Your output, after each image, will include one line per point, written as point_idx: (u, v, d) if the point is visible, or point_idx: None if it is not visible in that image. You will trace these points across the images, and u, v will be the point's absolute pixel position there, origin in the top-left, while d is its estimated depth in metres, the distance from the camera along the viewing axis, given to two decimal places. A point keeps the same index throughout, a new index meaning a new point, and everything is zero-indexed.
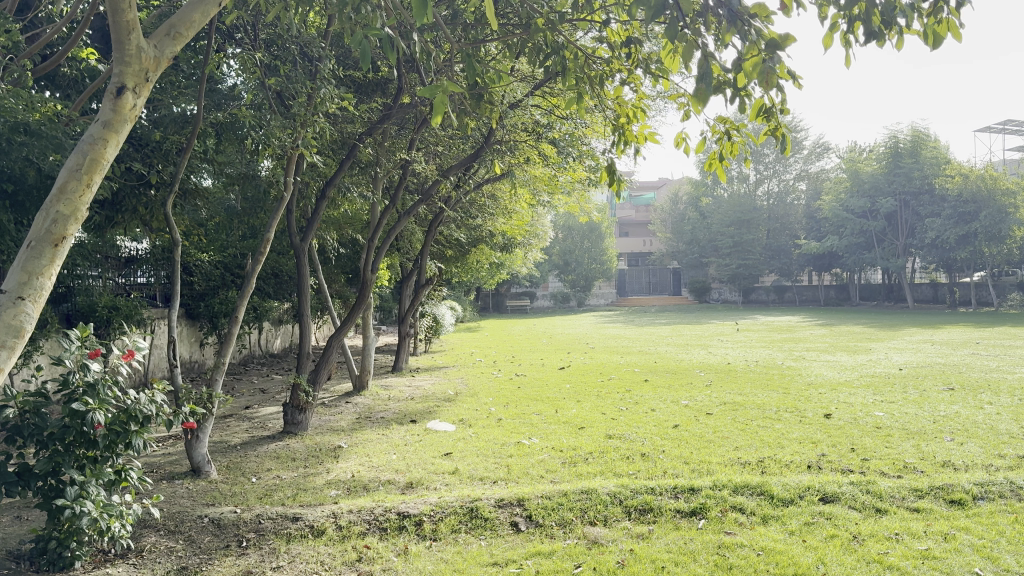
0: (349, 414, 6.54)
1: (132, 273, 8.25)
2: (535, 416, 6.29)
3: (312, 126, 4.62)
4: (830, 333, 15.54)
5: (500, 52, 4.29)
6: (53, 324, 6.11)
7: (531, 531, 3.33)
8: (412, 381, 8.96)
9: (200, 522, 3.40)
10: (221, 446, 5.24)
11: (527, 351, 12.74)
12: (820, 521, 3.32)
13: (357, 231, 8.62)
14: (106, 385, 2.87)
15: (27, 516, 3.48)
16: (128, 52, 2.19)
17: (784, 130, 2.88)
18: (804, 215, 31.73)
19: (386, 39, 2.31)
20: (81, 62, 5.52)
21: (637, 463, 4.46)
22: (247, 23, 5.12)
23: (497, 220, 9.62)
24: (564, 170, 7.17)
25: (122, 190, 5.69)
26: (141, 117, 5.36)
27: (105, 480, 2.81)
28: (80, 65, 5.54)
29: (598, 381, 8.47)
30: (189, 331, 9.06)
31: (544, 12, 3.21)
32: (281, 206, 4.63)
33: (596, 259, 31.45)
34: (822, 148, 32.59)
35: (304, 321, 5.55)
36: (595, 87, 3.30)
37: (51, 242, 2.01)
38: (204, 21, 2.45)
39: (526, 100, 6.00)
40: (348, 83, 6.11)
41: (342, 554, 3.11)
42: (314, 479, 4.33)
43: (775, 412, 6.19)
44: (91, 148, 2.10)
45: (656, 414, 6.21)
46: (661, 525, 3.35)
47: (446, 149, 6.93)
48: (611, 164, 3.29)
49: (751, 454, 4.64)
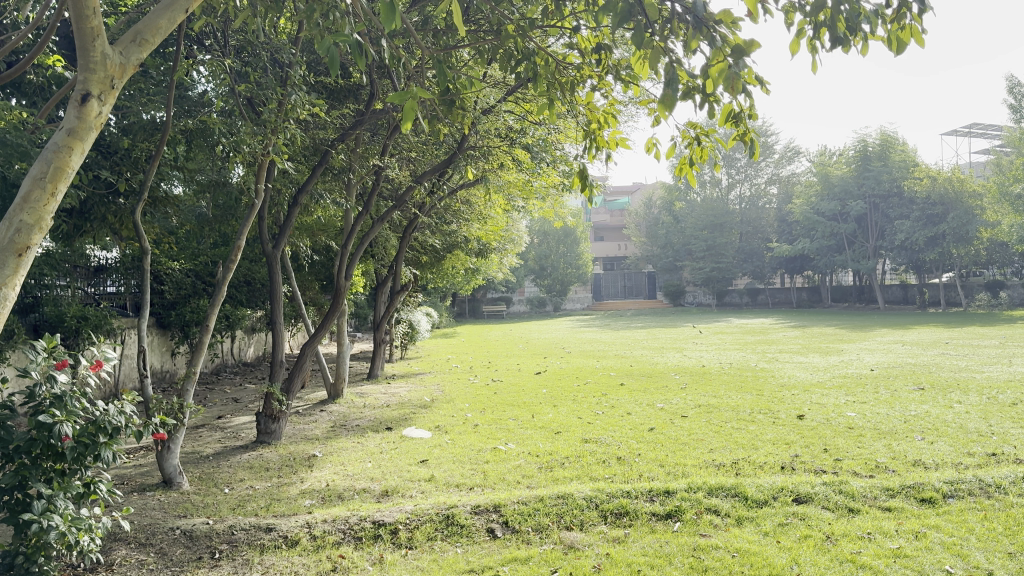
0: (324, 423, 6.49)
1: (101, 282, 8.15)
2: (511, 421, 6.28)
3: (283, 133, 4.57)
4: (804, 335, 15.75)
5: (473, 59, 4.28)
6: (20, 335, 6.02)
7: (507, 537, 3.32)
8: (388, 387, 8.92)
9: (172, 534, 3.35)
10: (193, 456, 5.18)
11: (504, 356, 12.74)
12: (794, 522, 3.35)
13: (331, 238, 8.58)
14: (74, 397, 2.82)
15: None
16: (93, 59, 2.16)
17: (753, 134, 2.90)
18: (776, 218, 32.06)
19: (356, 45, 2.30)
20: (47, 69, 5.45)
21: (613, 467, 4.47)
22: (216, 29, 5.08)
23: (472, 225, 9.62)
24: (538, 175, 7.19)
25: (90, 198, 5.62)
26: (110, 124, 5.30)
27: (73, 493, 2.77)
28: (46, 72, 5.47)
29: (575, 386, 8.48)
30: (160, 340, 8.96)
31: (514, 18, 3.22)
32: (252, 212, 4.58)
33: (571, 264, 31.59)
34: (793, 151, 32.97)
35: (278, 329, 5.48)
36: (567, 93, 3.32)
37: (15, 252, 1.98)
38: (171, 28, 2.42)
39: (499, 105, 5.99)
40: (320, 90, 6.09)
41: (316, 564, 3.09)
42: (288, 489, 4.29)
43: (750, 413, 6.24)
44: (56, 156, 2.07)
45: (632, 417, 6.23)
46: (637, 528, 3.36)
47: (421, 155, 6.93)
48: (582, 168, 3.30)
49: (726, 456, 4.68)
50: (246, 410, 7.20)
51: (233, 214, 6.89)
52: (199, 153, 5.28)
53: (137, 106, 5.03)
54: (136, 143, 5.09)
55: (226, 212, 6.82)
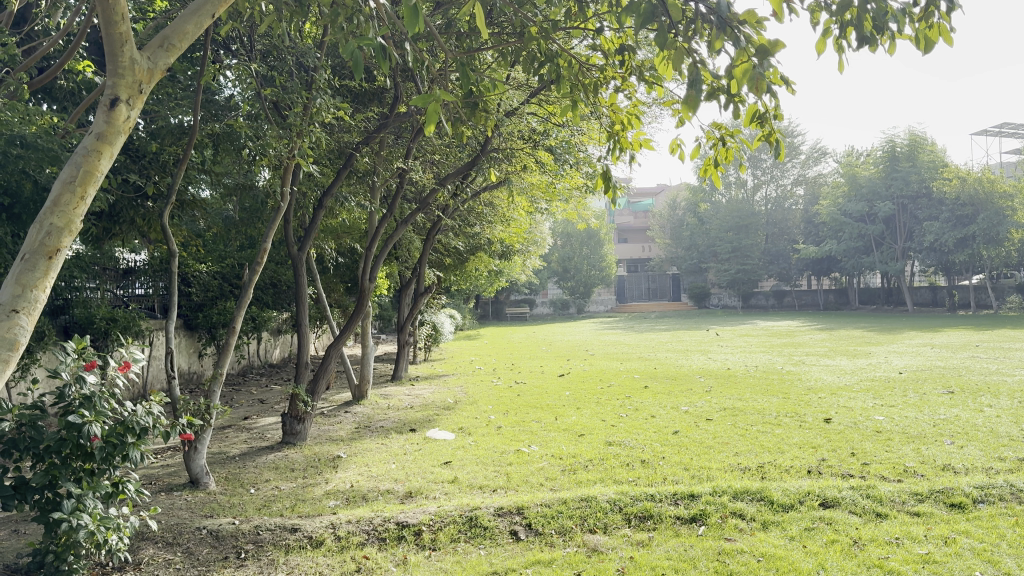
0: (349, 424, 6.53)
1: (130, 285, 8.26)
2: (534, 424, 6.27)
3: (309, 136, 4.60)
4: (830, 338, 15.61)
5: (495, 61, 4.29)
6: (51, 337, 6.11)
7: (531, 539, 3.32)
8: (412, 389, 8.95)
9: (199, 533, 3.39)
10: (220, 457, 5.24)
11: (528, 359, 12.73)
12: (821, 527, 3.31)
13: (355, 240, 8.64)
14: (102, 398, 2.86)
15: (25, 529, 3.48)
16: (121, 65, 2.19)
17: (778, 135, 2.88)
18: (802, 219, 31.78)
19: (380, 49, 2.31)
20: (77, 74, 5.54)
21: (636, 471, 4.45)
22: (242, 34, 5.14)
23: (495, 227, 9.63)
24: (561, 176, 7.18)
25: (120, 202, 5.70)
26: (138, 129, 5.37)
27: (101, 492, 2.81)
28: (76, 77, 5.56)
29: (599, 388, 8.46)
30: (188, 342, 9.07)
31: (536, 20, 3.23)
32: (277, 215, 4.62)
33: (595, 266, 31.52)
34: (820, 152, 32.64)
35: (303, 331, 5.51)
36: (590, 94, 3.32)
37: (45, 255, 2.01)
38: (197, 33, 2.45)
39: (522, 107, 5.99)
40: (345, 93, 6.13)
41: (341, 564, 3.10)
42: (314, 490, 4.31)
43: (776, 416, 6.18)
44: (85, 161, 2.10)
45: (655, 420, 6.19)
46: (661, 532, 3.34)
47: (444, 157, 6.96)
48: (605, 170, 3.29)
49: (751, 460, 4.63)
50: (272, 411, 7.27)
51: (259, 217, 6.95)
52: (226, 157, 5.33)
53: (165, 110, 5.09)
54: (165, 148, 5.16)
55: (252, 215, 6.89)
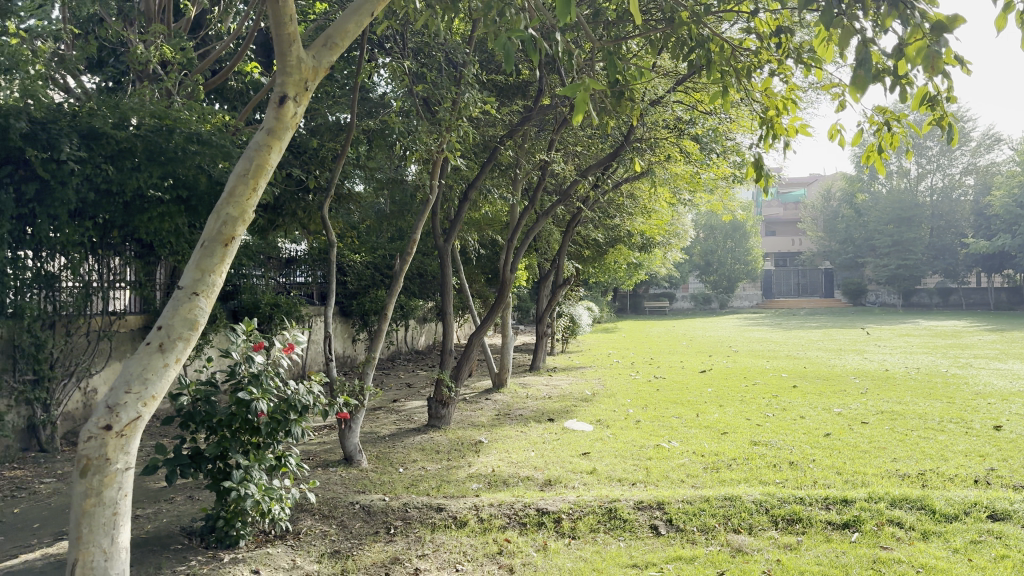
0: (490, 411, 6.68)
1: (290, 272, 8.78)
2: (676, 419, 6.17)
3: (457, 130, 4.73)
4: (1002, 338, 14.74)
5: (643, 49, 4.24)
6: (221, 319, 6.61)
7: (672, 535, 3.28)
8: (551, 379, 9.02)
9: (352, 508, 3.57)
10: (370, 436, 5.49)
11: (669, 353, 12.55)
12: (990, 541, 3.09)
13: (498, 231, 8.79)
14: (269, 376, 3.07)
15: (199, 496, 3.79)
16: (290, 64, 2.34)
17: (951, 118, 2.69)
18: (970, 212, 29.59)
19: (529, 41, 2.35)
20: (246, 76, 5.94)
21: (783, 472, 4.29)
22: (395, 32, 5.33)
23: (637, 219, 9.53)
24: (708, 166, 7.01)
25: (283, 195, 6.07)
26: (299, 126, 5.69)
27: (266, 465, 3.02)
28: (245, 79, 5.97)
29: (743, 385, 8.23)
30: (340, 327, 9.55)
31: (687, 6, 3.16)
32: (427, 206, 4.78)
33: (739, 260, 30.57)
34: (993, 138, 30.13)
35: (449, 319, 5.68)
36: (742, 80, 3.22)
37: (221, 242, 2.18)
38: (357, 31, 2.57)
39: (668, 96, 5.89)
40: (490, 87, 6.24)
41: (483, 546, 3.18)
42: (457, 472, 4.45)
43: (939, 422, 5.78)
44: (257, 155, 2.26)
45: (804, 421, 5.95)
46: (811, 535, 3.22)
47: (587, 149, 6.95)
48: (757, 158, 3.19)
49: (911, 467, 4.37)
50: (417, 396, 7.53)
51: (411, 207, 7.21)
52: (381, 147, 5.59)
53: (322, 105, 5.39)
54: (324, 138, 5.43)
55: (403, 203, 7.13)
